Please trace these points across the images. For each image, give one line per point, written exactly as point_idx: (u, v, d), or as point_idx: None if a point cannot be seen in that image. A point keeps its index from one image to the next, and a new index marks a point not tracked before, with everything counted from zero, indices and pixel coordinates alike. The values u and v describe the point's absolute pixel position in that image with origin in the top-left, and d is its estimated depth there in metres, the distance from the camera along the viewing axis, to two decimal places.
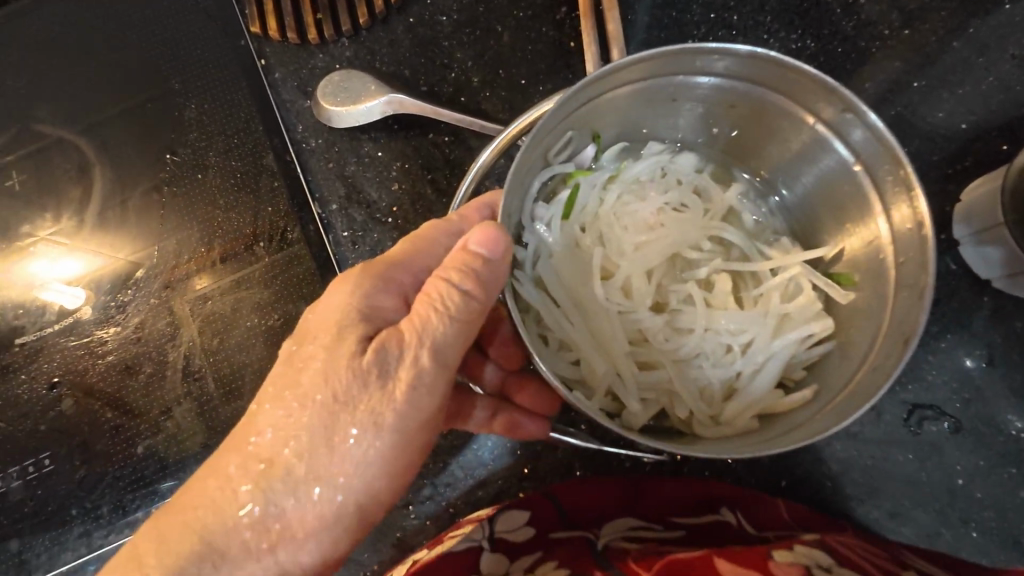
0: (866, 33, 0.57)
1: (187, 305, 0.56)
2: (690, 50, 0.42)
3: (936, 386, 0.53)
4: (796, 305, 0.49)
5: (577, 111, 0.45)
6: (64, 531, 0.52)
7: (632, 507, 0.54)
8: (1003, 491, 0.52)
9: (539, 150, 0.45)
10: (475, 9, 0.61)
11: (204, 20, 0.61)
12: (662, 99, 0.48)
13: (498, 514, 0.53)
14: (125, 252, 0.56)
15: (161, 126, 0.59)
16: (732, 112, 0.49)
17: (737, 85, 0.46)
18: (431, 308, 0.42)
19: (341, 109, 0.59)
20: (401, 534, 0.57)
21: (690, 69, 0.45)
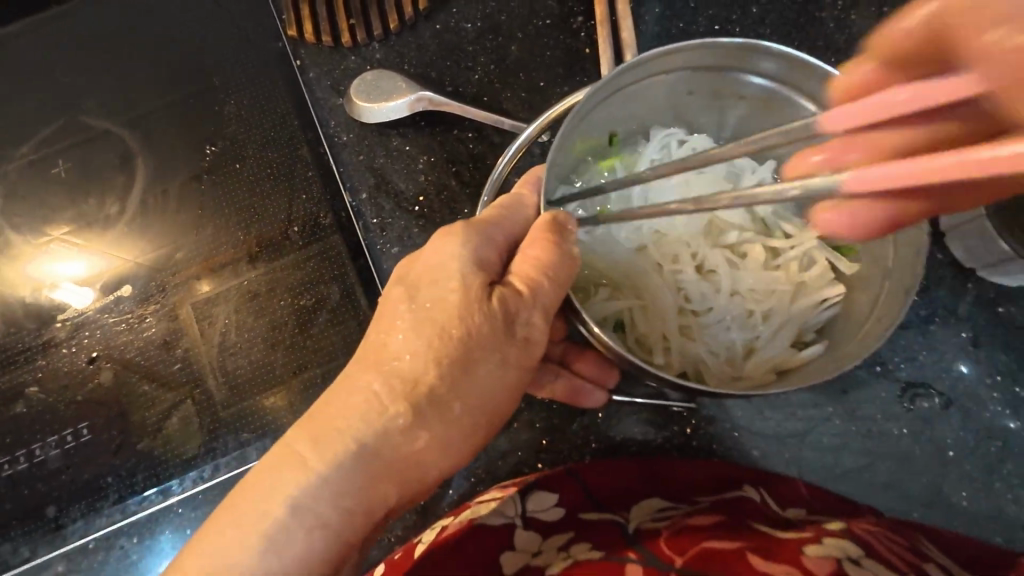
0: (857, 46, 0.58)
1: (190, 308, 0.56)
2: (706, 42, 0.39)
3: (927, 365, 0.50)
4: (812, 274, 0.44)
5: (604, 102, 0.41)
6: (99, 498, 0.52)
7: (656, 487, 0.48)
8: (993, 465, 0.48)
9: (571, 139, 0.42)
10: (498, 18, 0.63)
11: (245, 25, 0.65)
12: (678, 91, 0.45)
13: (526, 490, 0.46)
14: (135, 255, 0.58)
15: (205, 121, 0.62)
16: (744, 106, 0.45)
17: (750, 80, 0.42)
18: (542, 274, 0.36)
19: (371, 105, 0.58)
20: (425, 503, 0.50)
21: (706, 63, 0.41)
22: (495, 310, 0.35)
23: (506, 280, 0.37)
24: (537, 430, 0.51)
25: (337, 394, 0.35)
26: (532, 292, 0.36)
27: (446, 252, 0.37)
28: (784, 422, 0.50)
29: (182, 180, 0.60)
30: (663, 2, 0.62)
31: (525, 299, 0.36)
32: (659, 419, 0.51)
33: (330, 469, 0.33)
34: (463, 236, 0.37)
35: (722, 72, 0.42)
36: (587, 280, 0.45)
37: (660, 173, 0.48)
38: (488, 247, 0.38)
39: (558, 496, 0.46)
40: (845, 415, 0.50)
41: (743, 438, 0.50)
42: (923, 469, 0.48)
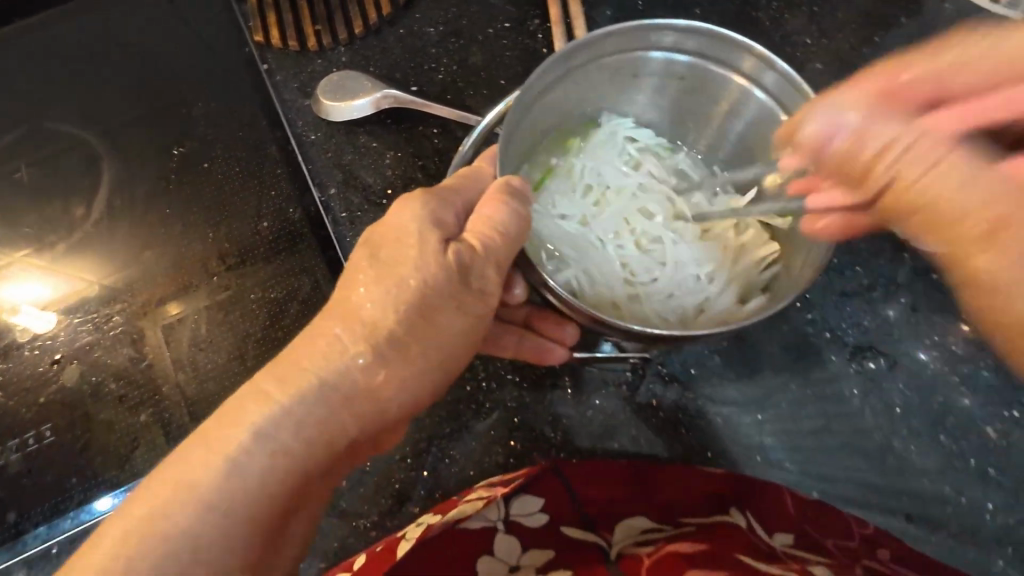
0: (792, 42, 0.63)
1: (159, 333, 0.55)
2: (635, 26, 0.42)
3: (871, 329, 0.53)
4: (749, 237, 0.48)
5: (548, 88, 0.45)
6: (64, 500, 0.51)
7: (640, 500, 0.48)
8: (937, 419, 0.51)
9: (520, 124, 0.45)
10: (458, 22, 0.66)
11: (212, 33, 0.66)
12: (617, 75, 0.48)
13: (511, 495, 0.46)
14: (97, 276, 0.57)
15: (172, 125, 0.62)
16: (681, 87, 0.49)
17: (684, 62, 0.46)
18: (492, 229, 0.39)
19: (337, 104, 0.60)
20: (400, 486, 0.50)
21: (639, 45, 0.45)
22: (453, 263, 0.38)
23: (463, 237, 0.39)
24: (508, 410, 0.52)
25: (298, 351, 0.36)
26: (485, 246, 0.39)
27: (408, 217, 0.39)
28: (744, 388, 0.52)
29: (150, 182, 0.60)
30: (614, 5, 0.66)
31: (479, 253, 0.38)
32: (625, 391, 0.52)
33: (290, 412, 0.34)
34: (423, 200, 0.39)
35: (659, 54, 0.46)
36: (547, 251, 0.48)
37: (608, 155, 0.52)
38: (451, 217, 0.40)
39: (543, 503, 0.47)
40: (800, 379, 0.52)
41: (707, 406, 0.52)
42: (874, 426, 0.51)
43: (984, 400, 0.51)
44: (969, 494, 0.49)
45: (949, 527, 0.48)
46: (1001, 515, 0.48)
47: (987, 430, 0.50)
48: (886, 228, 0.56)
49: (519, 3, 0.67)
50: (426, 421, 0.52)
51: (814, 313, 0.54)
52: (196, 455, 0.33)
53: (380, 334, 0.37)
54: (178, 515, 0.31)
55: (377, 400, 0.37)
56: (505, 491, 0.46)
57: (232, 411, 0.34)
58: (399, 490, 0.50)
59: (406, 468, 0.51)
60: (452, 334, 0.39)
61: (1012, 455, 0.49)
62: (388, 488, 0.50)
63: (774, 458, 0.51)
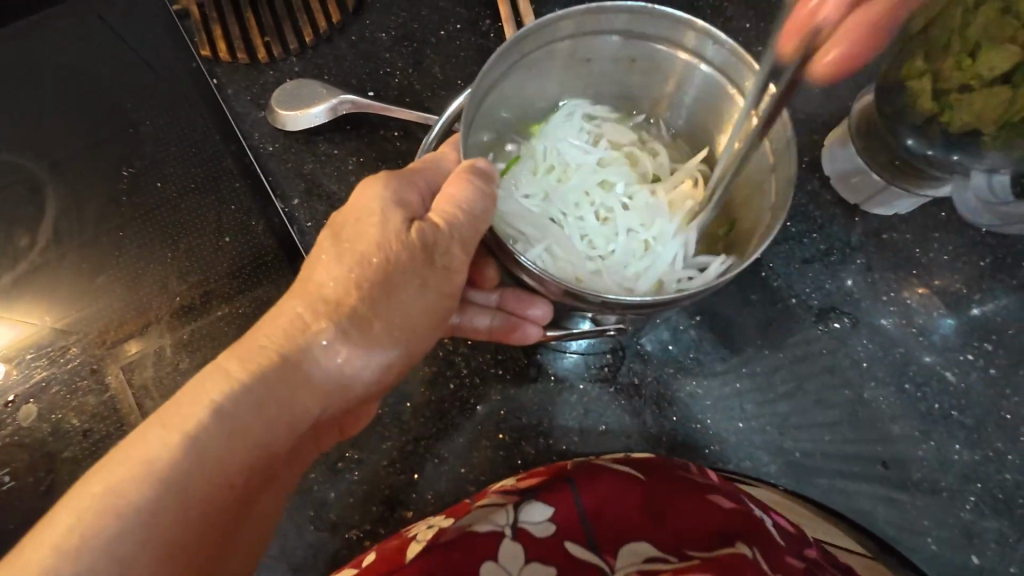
0: (734, 27, 0.67)
1: (121, 373, 0.53)
2: (583, 11, 0.44)
3: (832, 290, 0.56)
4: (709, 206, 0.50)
5: (504, 75, 0.46)
6: None
7: (650, 520, 0.42)
8: (902, 370, 0.53)
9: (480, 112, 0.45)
10: (410, 26, 0.66)
11: (156, 49, 0.64)
12: (570, 58, 0.49)
13: (523, 501, 0.44)
14: (51, 318, 0.54)
15: (119, 146, 0.60)
16: (631, 70, 0.51)
17: (634, 44, 0.48)
18: (454, 207, 0.39)
19: (293, 113, 0.60)
20: (391, 491, 0.49)
21: (588, 29, 0.46)
22: (414, 241, 0.38)
23: (426, 216, 0.39)
24: (494, 403, 0.52)
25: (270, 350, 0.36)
26: (449, 225, 0.39)
27: (375, 198, 0.39)
28: (722, 358, 0.54)
29: (100, 205, 0.58)
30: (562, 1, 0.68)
31: (443, 232, 0.39)
32: (607, 371, 0.53)
33: (251, 392, 0.34)
34: (388, 179, 0.40)
35: (612, 37, 0.47)
36: (516, 234, 0.48)
37: (569, 135, 0.52)
38: (412, 194, 0.40)
39: (554, 513, 0.43)
40: (772, 345, 0.54)
41: (687, 379, 0.53)
42: (845, 382, 0.53)
43: (940, 347, 0.54)
44: (936, 437, 0.51)
45: (921, 470, 0.51)
46: (967, 453, 0.51)
47: (946, 375, 0.53)
48: (836, 195, 0.59)
49: (469, 4, 0.67)
50: (413, 422, 0.51)
51: (778, 280, 0.56)
52: (152, 435, 0.32)
53: (341, 312, 0.37)
54: (133, 494, 0.30)
55: (340, 380, 0.37)
56: (518, 495, 0.44)
57: (192, 390, 0.34)
58: (391, 496, 0.49)
59: (395, 472, 0.50)
60: (415, 311, 0.39)
61: (971, 397, 0.52)
62: (379, 495, 0.49)
63: (755, 423, 0.52)
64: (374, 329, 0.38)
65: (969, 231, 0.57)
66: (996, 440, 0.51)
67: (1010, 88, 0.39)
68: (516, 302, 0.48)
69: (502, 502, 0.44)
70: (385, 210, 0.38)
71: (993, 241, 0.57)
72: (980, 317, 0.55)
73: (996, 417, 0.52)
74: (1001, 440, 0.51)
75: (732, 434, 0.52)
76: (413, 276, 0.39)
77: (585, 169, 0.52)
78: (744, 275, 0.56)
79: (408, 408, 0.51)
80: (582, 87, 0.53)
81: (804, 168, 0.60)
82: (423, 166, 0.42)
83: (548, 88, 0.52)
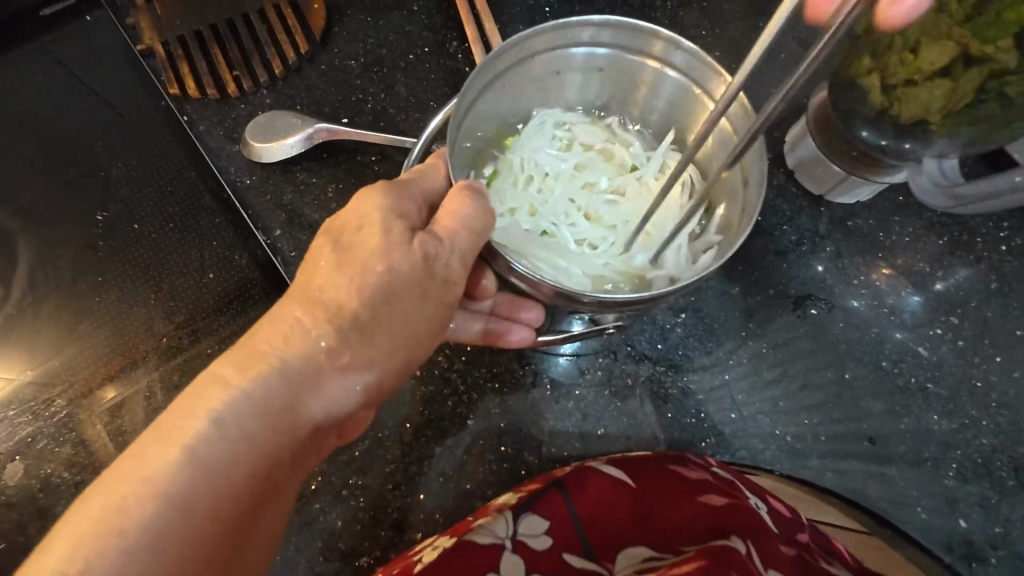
0: (690, 35, 0.70)
1: (96, 421, 0.51)
2: (552, 26, 0.45)
3: (807, 278, 0.58)
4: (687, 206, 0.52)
5: (481, 93, 0.47)
6: None
7: (643, 523, 0.44)
8: (878, 349, 0.56)
9: (460, 130, 0.47)
10: (378, 52, 0.67)
11: (122, 90, 0.64)
12: (542, 72, 0.51)
13: (521, 510, 0.44)
14: (27, 370, 0.53)
15: (91, 190, 0.59)
16: (601, 77, 0.53)
17: (605, 53, 0.49)
18: (456, 222, 0.40)
19: (268, 145, 0.60)
20: (399, 515, 0.49)
21: (557, 43, 0.48)
22: (416, 251, 0.38)
23: (428, 228, 0.40)
24: (494, 416, 0.53)
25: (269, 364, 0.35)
26: (450, 238, 0.39)
27: (375, 205, 0.39)
28: (710, 352, 0.55)
29: (75, 251, 0.57)
30: (525, 21, 0.70)
31: (443, 244, 0.39)
32: (601, 374, 0.54)
33: (250, 405, 0.34)
34: (388, 190, 0.40)
35: (586, 47, 0.49)
36: (504, 245, 0.49)
37: (546, 144, 0.54)
38: (409, 203, 0.41)
39: (550, 524, 0.44)
40: (756, 335, 0.56)
41: (679, 376, 0.54)
42: (827, 365, 0.56)
43: (911, 324, 0.57)
44: (916, 409, 0.54)
45: (906, 443, 0.53)
46: (946, 422, 0.53)
47: (919, 349, 0.56)
48: (801, 187, 0.62)
49: (434, 27, 0.69)
50: (415, 443, 0.51)
51: (756, 273, 0.58)
52: (150, 449, 0.31)
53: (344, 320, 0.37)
54: (134, 516, 0.30)
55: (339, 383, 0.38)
56: (516, 505, 0.44)
57: (187, 401, 0.33)
58: (399, 520, 0.49)
59: (401, 496, 0.50)
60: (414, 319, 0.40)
61: (944, 369, 0.55)
62: (387, 520, 0.49)
63: (748, 412, 0.54)
64: (375, 337, 0.38)
65: (926, 212, 0.61)
66: (970, 407, 0.54)
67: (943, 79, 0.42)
68: (511, 309, 0.50)
69: (501, 513, 0.44)
70: (386, 218, 0.39)
71: (947, 220, 0.61)
72: (944, 292, 0.58)
73: (968, 386, 0.55)
74: (975, 406, 0.54)
75: (726, 425, 0.54)
76: (415, 284, 0.39)
77: (564, 176, 0.54)
78: (723, 270, 0.58)
79: (409, 429, 0.52)
80: (555, 97, 0.55)
81: (768, 164, 0.63)
82: (419, 177, 0.43)
83: (522, 101, 0.53)
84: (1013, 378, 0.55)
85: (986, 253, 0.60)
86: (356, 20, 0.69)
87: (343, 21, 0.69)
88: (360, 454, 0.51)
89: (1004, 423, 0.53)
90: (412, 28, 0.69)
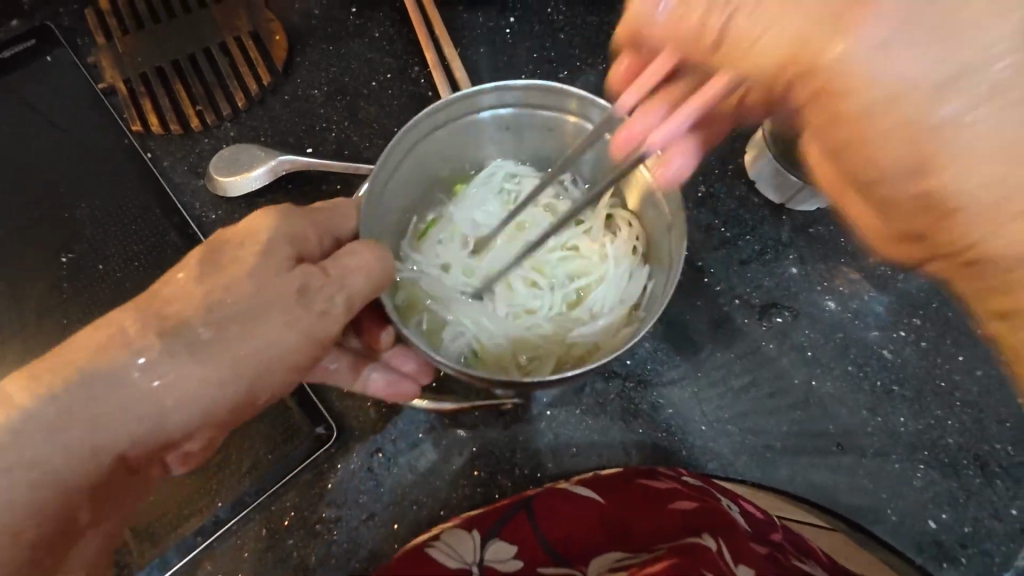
0: None
1: None
2: (468, 98, 0.47)
3: (771, 287, 0.59)
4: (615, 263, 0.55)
5: (406, 164, 0.50)
6: None
7: (615, 536, 0.44)
8: (844, 353, 0.57)
9: (388, 200, 0.50)
10: (341, 80, 0.68)
11: (83, 128, 0.63)
12: (471, 133, 0.53)
13: (488, 533, 0.44)
14: None
15: (54, 232, 0.59)
16: (549, 137, 0.54)
17: (527, 116, 0.51)
18: (344, 264, 0.40)
19: (233, 178, 0.60)
20: (373, 545, 0.50)
21: (478, 110, 0.50)
22: (292, 284, 0.38)
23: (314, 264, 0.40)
24: (466, 440, 0.53)
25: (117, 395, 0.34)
26: (337, 276, 0.40)
27: (264, 229, 0.39)
28: (678, 365, 0.56)
29: (39, 295, 0.56)
30: (487, 42, 0.71)
31: (326, 280, 0.39)
32: (571, 392, 0.55)
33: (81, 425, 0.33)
34: (284, 216, 0.41)
35: (527, 111, 0.50)
36: (437, 310, 0.54)
37: (487, 201, 0.57)
38: (306, 232, 0.41)
39: (518, 546, 0.43)
40: (723, 346, 0.57)
41: (648, 391, 0.55)
42: (794, 371, 0.56)
43: (875, 327, 0.58)
44: (883, 412, 0.55)
45: (873, 446, 0.54)
46: (912, 424, 0.54)
47: (884, 352, 0.57)
48: (761, 197, 0.63)
49: (396, 53, 0.69)
50: (387, 472, 0.52)
51: (720, 284, 0.59)
52: None
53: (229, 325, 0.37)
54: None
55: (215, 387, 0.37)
56: (483, 529, 0.45)
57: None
58: (373, 548, 0.50)
59: (374, 525, 0.50)
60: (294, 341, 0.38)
61: (908, 370, 0.56)
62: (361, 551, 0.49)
63: (717, 423, 0.55)
64: (253, 348, 0.37)
65: None
66: (935, 407, 0.55)
67: None
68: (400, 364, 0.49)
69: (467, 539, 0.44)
70: (273, 245, 0.39)
71: None
72: (906, 294, 0.59)
73: (932, 386, 0.56)
74: (940, 407, 0.55)
75: (696, 437, 0.54)
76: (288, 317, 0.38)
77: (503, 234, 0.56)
78: (688, 283, 0.59)
79: (380, 458, 0.52)
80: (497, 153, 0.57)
81: (729, 175, 0.64)
82: (326, 208, 0.43)
83: (461, 160, 0.56)
84: (975, 377, 0.56)
85: None
86: (318, 49, 0.69)
87: (305, 50, 0.69)
88: (332, 486, 0.51)
89: (968, 421, 0.54)
90: (374, 54, 0.69)
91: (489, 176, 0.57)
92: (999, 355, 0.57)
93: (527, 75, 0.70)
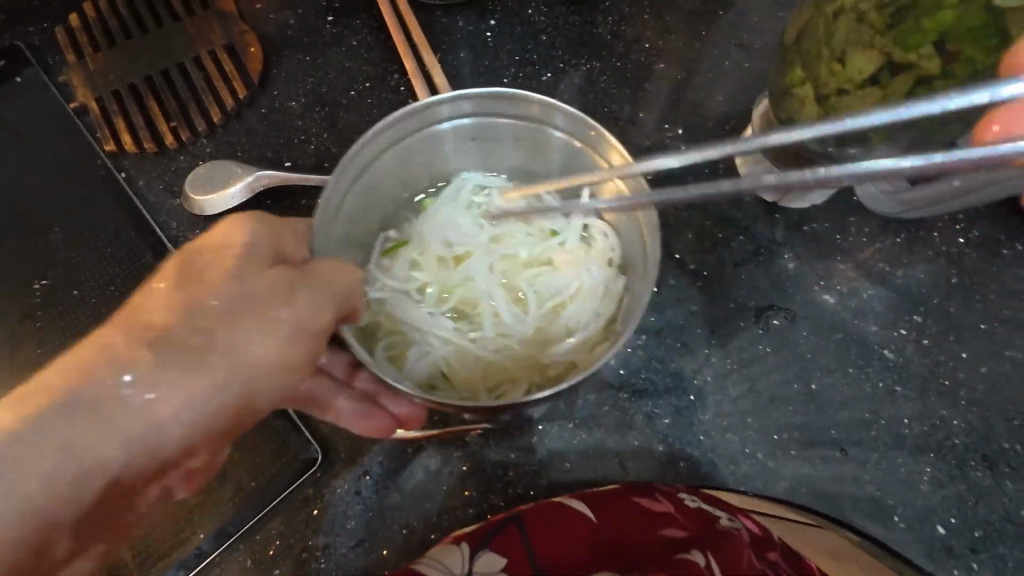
0: (634, 48, 0.70)
1: None
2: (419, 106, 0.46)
3: (766, 288, 0.58)
4: (591, 274, 0.53)
5: (361, 181, 0.48)
6: None
7: (607, 551, 0.42)
8: (844, 354, 0.55)
9: (342, 222, 0.48)
10: (319, 91, 0.66)
11: (54, 149, 0.62)
12: (429, 147, 0.51)
13: (475, 548, 0.43)
14: None
15: (27, 259, 0.57)
16: (519, 145, 0.52)
17: (485, 123, 0.49)
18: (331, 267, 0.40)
19: (210, 196, 0.58)
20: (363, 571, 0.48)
21: (432, 120, 0.48)
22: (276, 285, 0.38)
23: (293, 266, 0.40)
24: (456, 459, 0.51)
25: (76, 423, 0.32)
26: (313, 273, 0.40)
27: (239, 238, 0.39)
28: (673, 372, 0.54)
29: (13, 324, 0.55)
30: (467, 47, 0.70)
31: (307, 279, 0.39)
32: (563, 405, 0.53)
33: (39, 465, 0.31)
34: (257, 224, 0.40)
35: (492, 120, 0.49)
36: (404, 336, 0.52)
37: (456, 215, 0.54)
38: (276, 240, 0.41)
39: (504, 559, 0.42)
40: (719, 351, 0.55)
41: (643, 401, 0.53)
42: (792, 375, 0.54)
43: (875, 325, 0.56)
44: (885, 414, 0.53)
45: (876, 450, 0.52)
46: (916, 425, 0.52)
47: (885, 352, 0.55)
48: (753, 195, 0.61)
49: (375, 61, 0.68)
50: (376, 495, 0.50)
51: (714, 287, 0.57)
52: None
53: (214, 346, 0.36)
54: None
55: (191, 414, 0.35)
56: (468, 541, 0.44)
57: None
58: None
59: (364, 552, 0.49)
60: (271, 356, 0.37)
61: (910, 370, 0.55)
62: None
63: (716, 432, 0.53)
64: (210, 378, 0.35)
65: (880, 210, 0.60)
66: (940, 407, 0.53)
67: (875, 88, 0.40)
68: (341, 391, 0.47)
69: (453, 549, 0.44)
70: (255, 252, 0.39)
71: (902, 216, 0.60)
72: (906, 290, 0.58)
73: (936, 385, 0.54)
74: (945, 406, 0.53)
75: (695, 447, 0.52)
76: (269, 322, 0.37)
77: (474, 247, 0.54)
78: (681, 288, 0.57)
79: (369, 482, 0.50)
80: (460, 165, 0.55)
81: (720, 174, 0.62)
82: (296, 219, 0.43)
83: (421, 176, 0.55)
84: (980, 374, 0.54)
85: (944, 247, 0.59)
86: (294, 60, 0.68)
87: (281, 62, 0.68)
88: (320, 512, 0.49)
89: (973, 420, 0.53)
90: (352, 63, 0.68)
91: (456, 190, 0.55)
92: (1004, 350, 0.55)
93: (510, 79, 0.69)
